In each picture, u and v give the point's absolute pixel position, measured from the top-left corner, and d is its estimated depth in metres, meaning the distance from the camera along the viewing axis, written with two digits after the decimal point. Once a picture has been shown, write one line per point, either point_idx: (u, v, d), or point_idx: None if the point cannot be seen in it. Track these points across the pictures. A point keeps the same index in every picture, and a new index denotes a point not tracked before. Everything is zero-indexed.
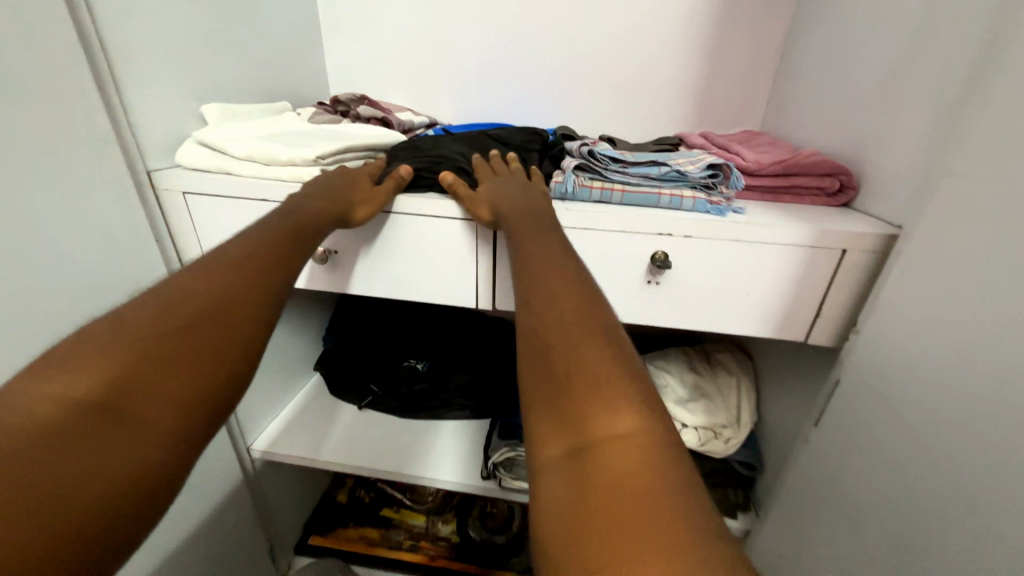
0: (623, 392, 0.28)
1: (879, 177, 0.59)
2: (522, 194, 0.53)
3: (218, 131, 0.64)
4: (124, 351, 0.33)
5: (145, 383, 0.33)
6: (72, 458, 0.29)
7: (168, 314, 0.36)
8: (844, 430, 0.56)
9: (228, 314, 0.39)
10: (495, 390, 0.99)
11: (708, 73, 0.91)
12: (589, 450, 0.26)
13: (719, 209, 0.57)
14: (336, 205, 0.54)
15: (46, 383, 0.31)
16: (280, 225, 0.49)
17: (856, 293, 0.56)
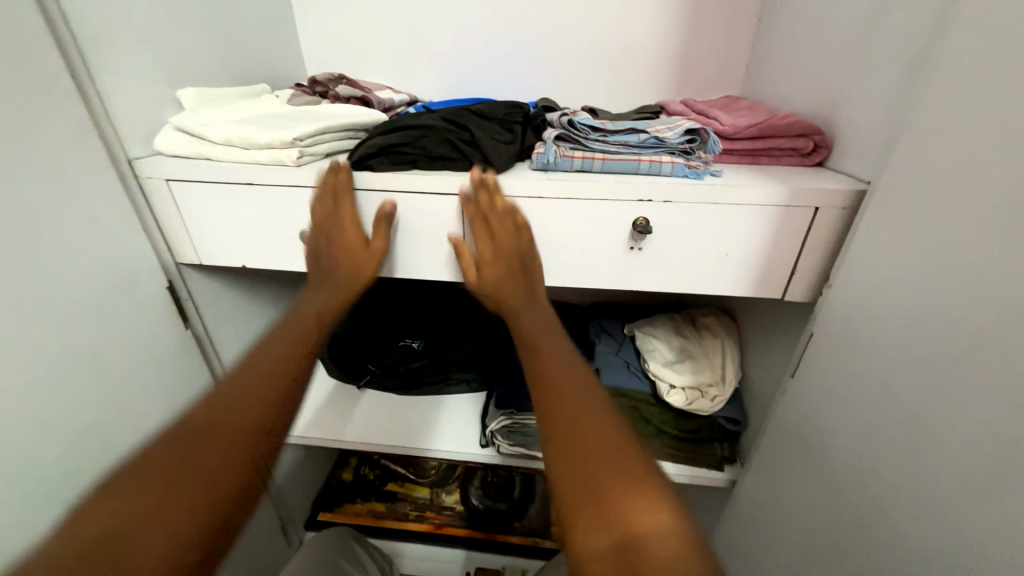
0: (650, 494, 0.37)
1: (850, 135, 0.61)
2: (518, 285, 0.60)
3: (195, 116, 0.64)
4: (203, 436, 0.45)
5: (209, 456, 0.44)
6: (151, 522, 0.39)
7: (233, 408, 0.48)
8: (819, 378, 0.60)
9: (262, 405, 0.50)
10: (489, 364, 1.02)
11: (687, 38, 0.91)
12: (635, 543, 0.35)
13: (697, 173, 0.59)
14: (335, 288, 0.62)
15: (151, 461, 0.42)
16: (297, 332, 0.59)
17: (828, 249, 0.59)
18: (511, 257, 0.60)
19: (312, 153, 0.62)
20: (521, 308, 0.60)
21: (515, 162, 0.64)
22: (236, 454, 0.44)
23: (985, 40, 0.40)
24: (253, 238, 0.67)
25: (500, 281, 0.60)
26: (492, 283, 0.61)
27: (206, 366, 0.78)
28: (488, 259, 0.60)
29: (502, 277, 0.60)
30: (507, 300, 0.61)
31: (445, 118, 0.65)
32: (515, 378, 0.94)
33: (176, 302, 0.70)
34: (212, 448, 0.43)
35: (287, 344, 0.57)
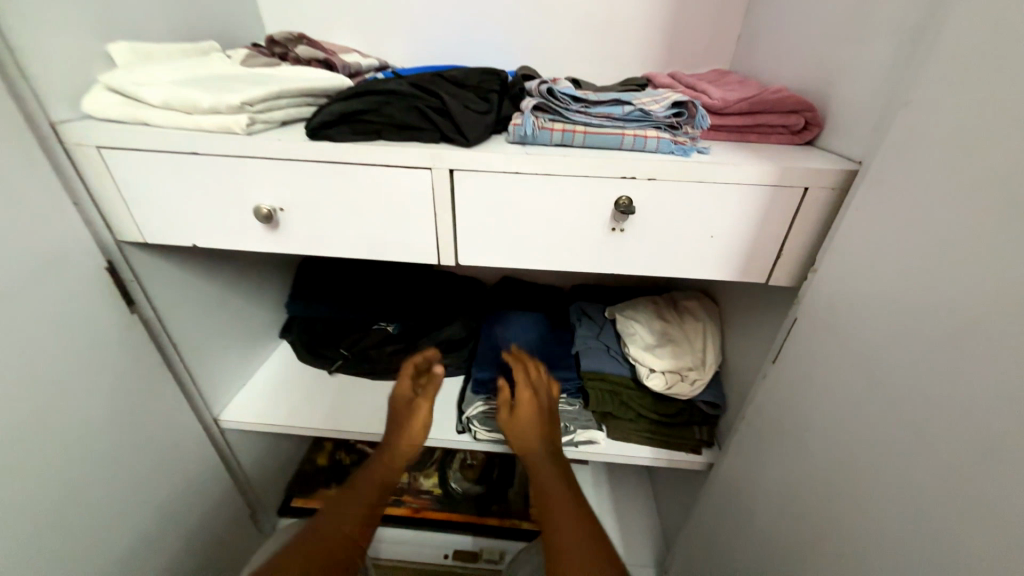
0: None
1: (842, 111, 0.58)
2: (546, 437, 0.76)
3: (130, 76, 0.57)
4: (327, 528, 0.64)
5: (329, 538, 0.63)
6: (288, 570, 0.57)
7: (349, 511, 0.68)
8: (800, 364, 0.59)
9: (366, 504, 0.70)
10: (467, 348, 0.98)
11: (676, 5, 0.86)
12: None
13: (683, 149, 0.55)
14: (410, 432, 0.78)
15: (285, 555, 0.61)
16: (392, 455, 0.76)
17: (815, 232, 0.56)
18: (541, 408, 0.78)
19: (264, 119, 0.56)
20: (543, 453, 0.74)
21: (491, 135, 0.59)
22: (346, 538, 0.64)
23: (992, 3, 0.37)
24: (201, 214, 0.61)
25: (535, 437, 0.76)
26: (527, 437, 0.76)
27: (158, 353, 0.72)
28: (530, 411, 0.77)
29: (534, 429, 0.76)
30: (533, 452, 0.75)
31: (414, 85, 0.59)
32: (493, 363, 0.91)
33: (119, 284, 0.64)
34: (329, 533, 0.64)
35: (373, 487, 0.72)
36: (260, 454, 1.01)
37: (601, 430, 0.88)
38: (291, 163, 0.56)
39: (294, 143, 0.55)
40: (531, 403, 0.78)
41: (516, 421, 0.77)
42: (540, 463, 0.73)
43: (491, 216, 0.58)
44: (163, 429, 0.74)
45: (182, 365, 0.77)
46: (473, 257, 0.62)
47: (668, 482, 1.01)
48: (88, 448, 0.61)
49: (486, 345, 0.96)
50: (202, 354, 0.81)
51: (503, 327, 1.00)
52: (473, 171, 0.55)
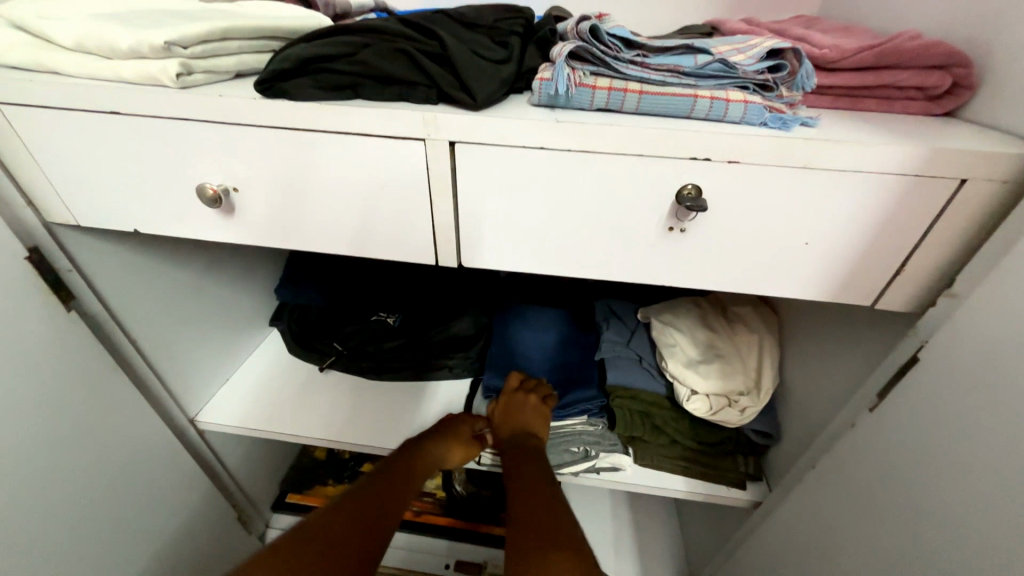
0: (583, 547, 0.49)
1: (1016, 69, 0.40)
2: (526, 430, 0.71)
3: (39, 9, 0.44)
4: (363, 501, 0.59)
5: (368, 510, 0.58)
6: (323, 525, 0.53)
7: (384, 487, 0.62)
8: (906, 418, 0.44)
9: (400, 489, 0.64)
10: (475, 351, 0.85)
11: None
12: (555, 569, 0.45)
13: (782, 120, 0.39)
14: (448, 449, 0.71)
15: (317, 512, 0.56)
16: (425, 454, 0.69)
17: (960, 245, 0.40)
18: (524, 405, 0.73)
19: (206, 68, 0.42)
20: (523, 445, 0.69)
21: (509, 94, 0.44)
22: (381, 509, 0.59)
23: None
24: (138, 193, 0.49)
25: (515, 426, 0.72)
26: (507, 429, 0.72)
27: (113, 353, 0.62)
28: (512, 403, 0.74)
29: (514, 423, 0.72)
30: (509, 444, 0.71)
31: (408, 23, 0.44)
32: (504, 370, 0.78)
33: (49, 275, 0.52)
34: (368, 513, 0.57)
35: (407, 473, 0.66)
36: (248, 452, 0.92)
37: (628, 454, 0.76)
38: (241, 129, 0.43)
39: (241, 101, 0.41)
40: (514, 399, 0.74)
41: (499, 414, 0.74)
42: (514, 449, 0.69)
43: (502, 204, 0.44)
44: (128, 439, 0.64)
45: (145, 364, 0.67)
46: (478, 256, 0.48)
47: (699, 507, 0.90)
48: (29, 469, 0.51)
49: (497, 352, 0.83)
50: (170, 351, 0.70)
51: (516, 327, 0.86)
52: (480, 144, 0.40)
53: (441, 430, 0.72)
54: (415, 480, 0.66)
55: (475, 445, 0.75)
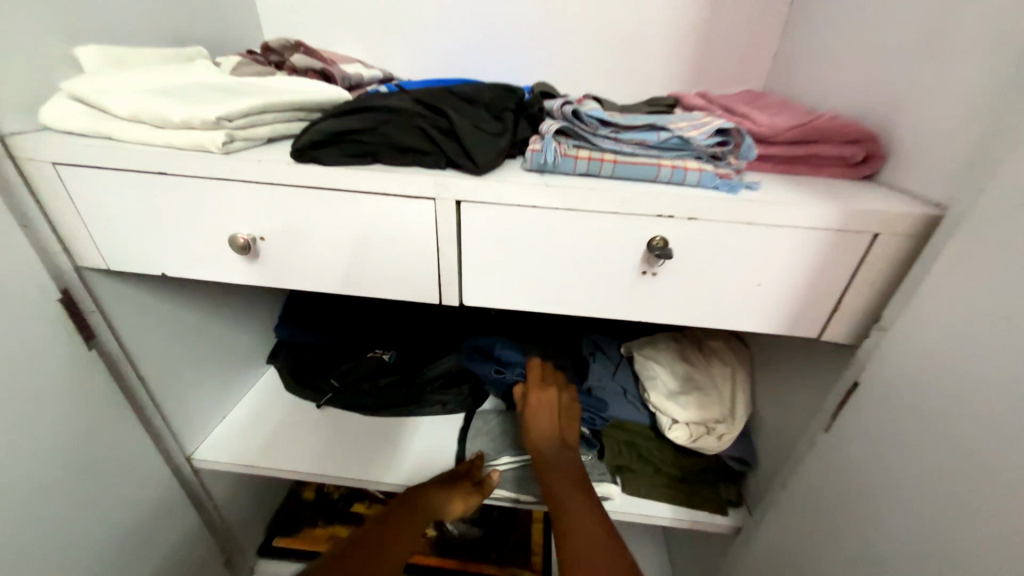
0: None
1: (914, 146, 0.50)
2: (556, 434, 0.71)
3: (97, 84, 0.50)
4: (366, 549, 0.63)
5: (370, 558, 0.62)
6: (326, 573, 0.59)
7: (388, 533, 0.66)
8: (854, 437, 0.50)
9: (406, 532, 0.67)
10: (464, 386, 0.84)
11: (709, 21, 0.79)
12: None
13: (730, 184, 0.47)
14: (448, 496, 0.70)
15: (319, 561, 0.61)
16: (423, 502, 0.70)
17: (883, 287, 0.48)
18: (554, 406, 0.73)
19: (245, 136, 0.49)
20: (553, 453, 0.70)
21: (505, 160, 0.51)
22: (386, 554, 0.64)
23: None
24: (170, 241, 0.54)
25: (544, 427, 0.71)
26: (538, 429, 0.71)
27: (123, 390, 0.64)
28: (541, 402, 0.73)
29: (547, 426, 0.71)
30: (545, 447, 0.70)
31: (418, 99, 0.51)
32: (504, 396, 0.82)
33: (76, 316, 0.56)
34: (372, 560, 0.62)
35: (411, 520, 0.68)
36: (239, 492, 0.92)
37: (616, 484, 0.78)
38: (273, 187, 0.49)
39: (275, 165, 0.48)
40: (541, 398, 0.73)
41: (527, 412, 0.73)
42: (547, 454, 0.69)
43: (500, 253, 0.50)
44: (126, 476, 0.65)
45: (150, 401, 0.69)
46: (478, 297, 0.54)
47: (686, 537, 0.92)
48: (35, 505, 0.52)
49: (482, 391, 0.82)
50: (174, 388, 0.73)
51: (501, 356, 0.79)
52: (482, 202, 0.48)
53: (444, 480, 0.72)
54: (417, 524, 0.68)
55: (474, 493, 0.73)
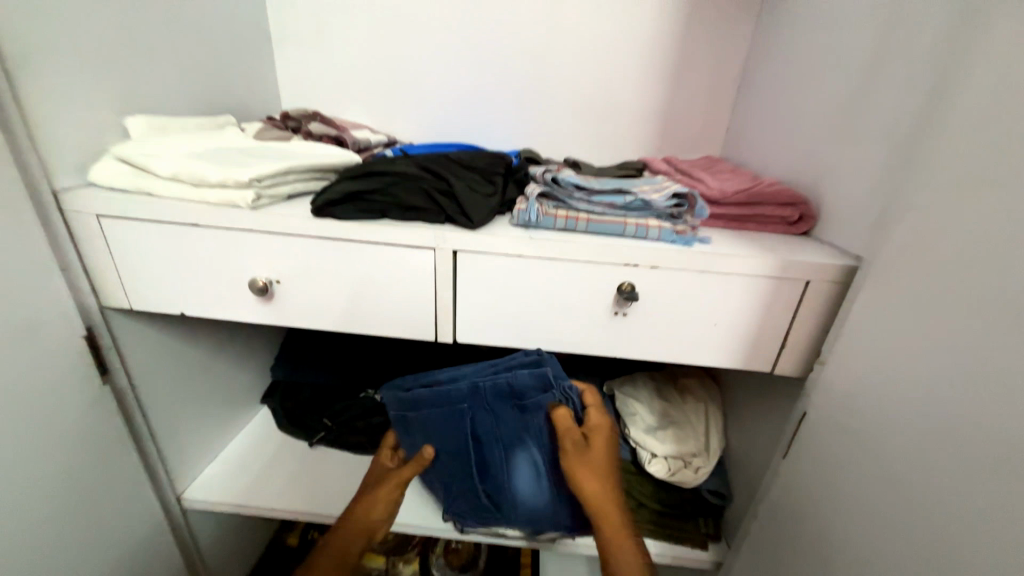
0: None
1: (836, 208, 0.60)
2: (615, 474, 0.61)
3: (141, 147, 0.58)
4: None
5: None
6: None
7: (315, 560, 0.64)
8: (808, 461, 0.56)
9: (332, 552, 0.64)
10: (459, 398, 0.65)
11: (670, 99, 0.93)
12: None
13: (685, 239, 0.56)
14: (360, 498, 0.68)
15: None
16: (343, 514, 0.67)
17: (819, 326, 0.56)
18: (614, 440, 0.64)
19: (271, 194, 0.57)
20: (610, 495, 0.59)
21: (495, 216, 0.60)
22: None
23: (982, 118, 0.38)
24: (192, 283, 0.60)
25: (604, 461, 0.61)
26: (598, 464, 0.60)
27: (128, 425, 0.67)
28: (601, 433, 0.63)
29: (607, 462, 0.61)
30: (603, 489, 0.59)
31: (422, 165, 0.60)
32: (507, 426, 0.65)
33: (96, 352, 0.60)
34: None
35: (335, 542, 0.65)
36: (223, 536, 0.91)
37: None
38: (292, 238, 0.56)
39: (297, 219, 0.55)
40: (604, 428, 0.64)
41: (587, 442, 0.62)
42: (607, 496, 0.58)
43: (490, 296, 0.57)
44: (121, 512, 0.66)
45: (151, 436, 0.71)
46: (470, 335, 0.60)
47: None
48: (35, 537, 0.54)
49: (486, 409, 0.65)
50: (174, 424, 0.75)
51: (529, 372, 0.62)
52: (475, 253, 0.55)
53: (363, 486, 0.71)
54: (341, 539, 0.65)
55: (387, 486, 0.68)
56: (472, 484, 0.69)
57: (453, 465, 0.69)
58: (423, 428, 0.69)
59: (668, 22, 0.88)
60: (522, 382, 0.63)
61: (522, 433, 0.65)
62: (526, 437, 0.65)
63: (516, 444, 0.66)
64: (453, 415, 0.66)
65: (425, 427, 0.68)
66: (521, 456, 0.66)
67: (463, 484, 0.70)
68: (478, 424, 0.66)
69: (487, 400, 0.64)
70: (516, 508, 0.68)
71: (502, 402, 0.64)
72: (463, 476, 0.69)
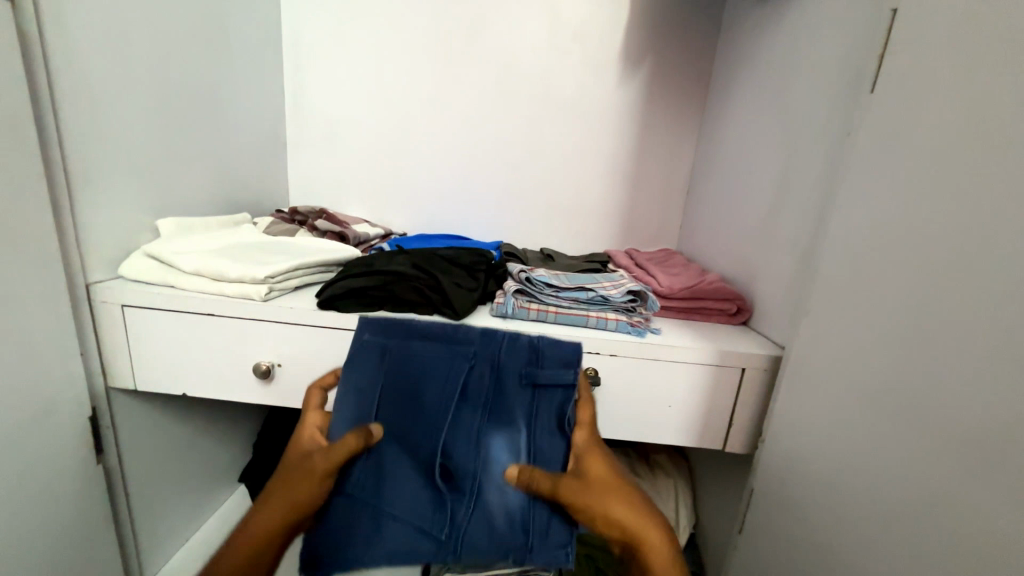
0: None
1: (765, 303, 0.72)
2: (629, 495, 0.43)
3: (168, 245, 0.66)
4: None
5: None
6: None
7: None
8: (761, 535, 0.61)
9: None
10: (465, 343, 0.51)
11: (631, 201, 1.08)
12: None
13: (638, 330, 0.65)
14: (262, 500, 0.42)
15: None
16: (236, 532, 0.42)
17: (758, 407, 0.64)
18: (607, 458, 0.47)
19: (281, 288, 0.65)
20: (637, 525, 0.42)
21: (477, 307, 0.68)
22: None
23: (848, 249, 0.51)
24: (198, 367, 0.65)
25: (607, 483, 0.44)
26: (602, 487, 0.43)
27: (112, 505, 0.68)
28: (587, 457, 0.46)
29: (613, 488, 0.44)
30: (625, 520, 0.42)
31: (414, 263, 0.70)
32: (505, 398, 0.49)
33: (96, 431, 0.64)
34: None
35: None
36: None
37: None
38: (296, 327, 0.63)
39: (303, 310, 0.63)
40: (592, 451, 0.47)
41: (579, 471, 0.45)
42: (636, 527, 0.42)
43: None
44: None
45: (130, 516, 0.72)
46: None
47: None
48: None
49: (485, 374, 0.50)
50: (153, 503, 0.76)
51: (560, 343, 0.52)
52: None
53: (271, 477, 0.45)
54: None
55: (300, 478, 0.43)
56: (414, 471, 0.46)
57: (399, 438, 0.47)
58: (389, 374, 0.50)
59: (625, 140, 1.05)
60: (548, 351, 0.52)
61: (522, 411, 0.49)
62: (520, 415, 0.49)
63: (505, 421, 0.48)
64: (446, 367, 0.50)
65: (393, 372, 0.50)
66: (503, 439, 0.48)
67: (394, 473, 0.45)
68: (472, 383, 0.50)
69: (496, 357, 0.51)
70: (466, 519, 0.44)
71: (514, 365, 0.50)
72: (409, 456, 0.47)
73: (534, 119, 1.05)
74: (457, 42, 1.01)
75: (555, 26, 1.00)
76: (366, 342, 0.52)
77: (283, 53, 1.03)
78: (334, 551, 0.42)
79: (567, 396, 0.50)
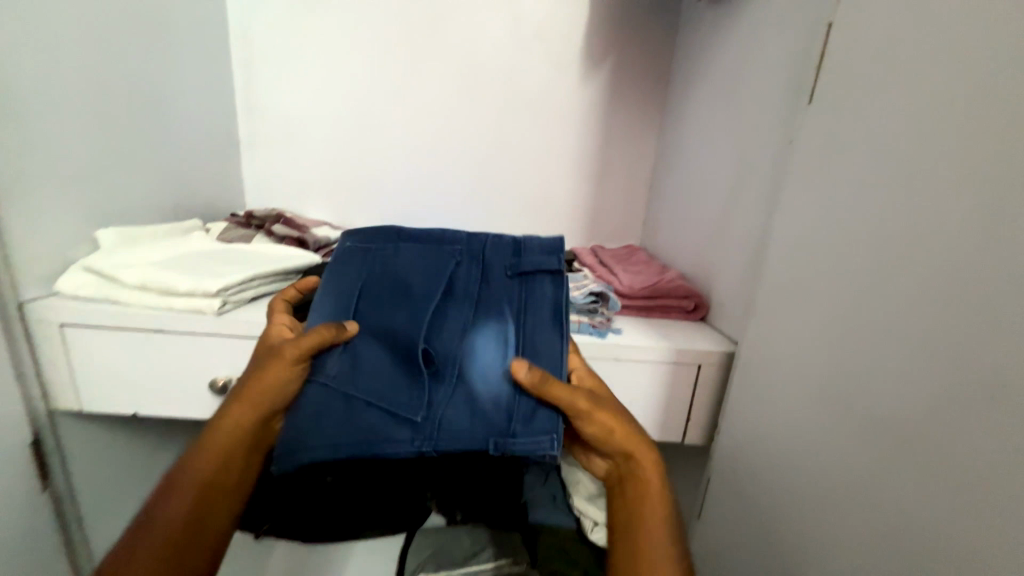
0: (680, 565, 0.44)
1: (720, 300, 0.75)
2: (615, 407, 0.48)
3: (109, 257, 0.62)
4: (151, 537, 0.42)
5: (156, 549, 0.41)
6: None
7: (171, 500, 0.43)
8: (717, 521, 0.64)
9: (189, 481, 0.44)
10: (452, 244, 0.56)
11: (596, 198, 1.10)
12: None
13: (599, 331, 0.67)
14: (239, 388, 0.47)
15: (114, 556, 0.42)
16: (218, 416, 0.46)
17: (714, 400, 0.67)
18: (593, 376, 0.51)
19: (235, 300, 0.63)
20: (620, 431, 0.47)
21: None
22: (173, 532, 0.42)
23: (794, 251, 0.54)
24: (149, 385, 0.63)
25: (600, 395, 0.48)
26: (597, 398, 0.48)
27: (63, 530, 0.65)
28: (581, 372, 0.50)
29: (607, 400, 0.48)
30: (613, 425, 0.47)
31: None
32: (488, 290, 0.53)
33: (39, 456, 0.61)
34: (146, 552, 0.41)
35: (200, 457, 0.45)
36: None
37: None
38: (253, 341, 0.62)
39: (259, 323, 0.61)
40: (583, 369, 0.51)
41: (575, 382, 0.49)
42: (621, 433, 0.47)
43: None
44: None
45: (84, 539, 0.69)
46: None
47: None
48: None
49: (473, 272, 0.54)
50: (109, 525, 0.73)
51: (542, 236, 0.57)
52: None
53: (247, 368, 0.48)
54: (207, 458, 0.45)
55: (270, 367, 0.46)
56: (393, 358, 0.49)
57: (379, 331, 0.50)
58: (376, 274, 0.54)
59: (588, 137, 1.06)
60: (529, 244, 0.56)
61: (508, 302, 0.52)
62: (505, 307, 0.52)
63: (490, 312, 0.51)
64: (429, 265, 0.54)
65: (379, 270, 0.54)
66: (489, 327, 0.50)
67: (372, 355, 0.49)
68: (460, 278, 0.53)
69: (477, 257, 0.55)
70: (446, 398, 0.47)
71: (499, 264, 0.55)
72: (394, 346, 0.49)
73: (498, 117, 1.04)
74: (417, 39, 0.99)
75: (516, 24, 0.99)
76: (349, 247, 0.57)
77: (231, 48, 0.98)
78: (311, 426, 0.45)
79: (552, 286, 0.53)
